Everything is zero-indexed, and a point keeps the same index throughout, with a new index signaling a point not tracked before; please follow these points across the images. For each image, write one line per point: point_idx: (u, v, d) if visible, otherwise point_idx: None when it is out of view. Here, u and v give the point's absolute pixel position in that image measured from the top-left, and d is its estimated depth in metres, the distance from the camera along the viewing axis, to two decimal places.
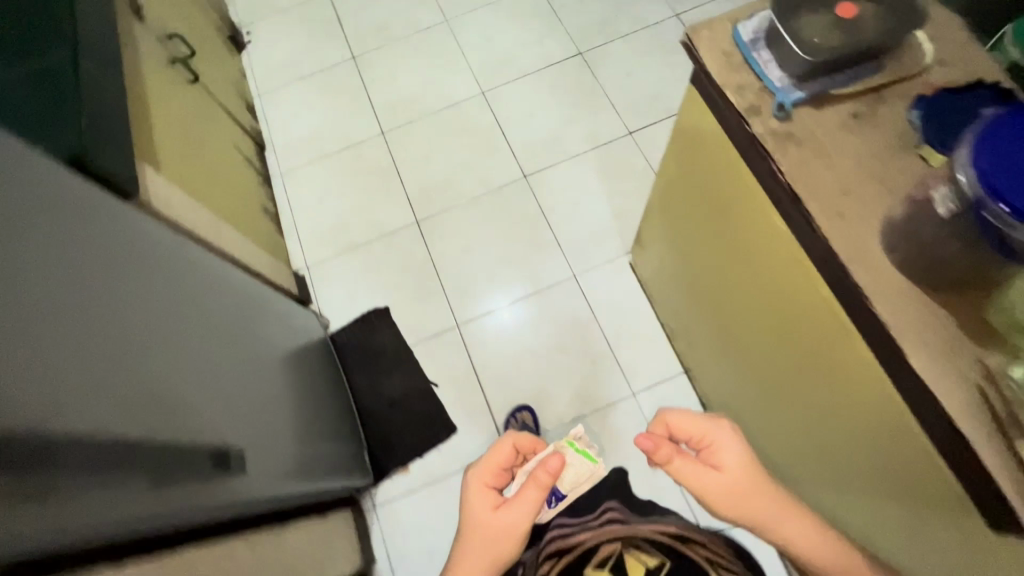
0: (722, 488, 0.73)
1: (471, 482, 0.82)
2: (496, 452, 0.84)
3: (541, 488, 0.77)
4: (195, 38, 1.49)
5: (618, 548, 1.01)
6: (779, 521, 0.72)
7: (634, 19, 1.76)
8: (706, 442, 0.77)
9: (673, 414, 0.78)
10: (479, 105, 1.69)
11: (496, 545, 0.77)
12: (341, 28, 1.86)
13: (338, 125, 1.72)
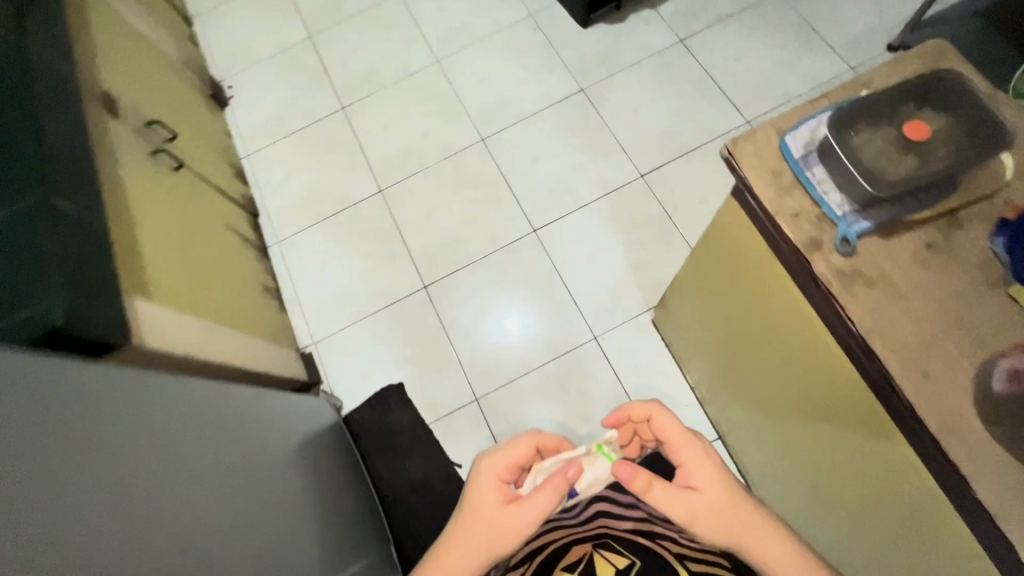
0: (704, 513, 0.59)
1: (482, 474, 0.63)
2: (516, 448, 0.66)
3: (555, 497, 0.61)
4: (176, 113, 1.42)
5: (589, 549, 0.82)
6: (759, 544, 0.59)
7: (636, 48, 1.66)
8: (685, 457, 0.63)
9: (659, 412, 0.66)
10: (480, 154, 1.61)
11: (488, 551, 0.60)
12: (330, 78, 1.78)
13: (334, 185, 1.64)
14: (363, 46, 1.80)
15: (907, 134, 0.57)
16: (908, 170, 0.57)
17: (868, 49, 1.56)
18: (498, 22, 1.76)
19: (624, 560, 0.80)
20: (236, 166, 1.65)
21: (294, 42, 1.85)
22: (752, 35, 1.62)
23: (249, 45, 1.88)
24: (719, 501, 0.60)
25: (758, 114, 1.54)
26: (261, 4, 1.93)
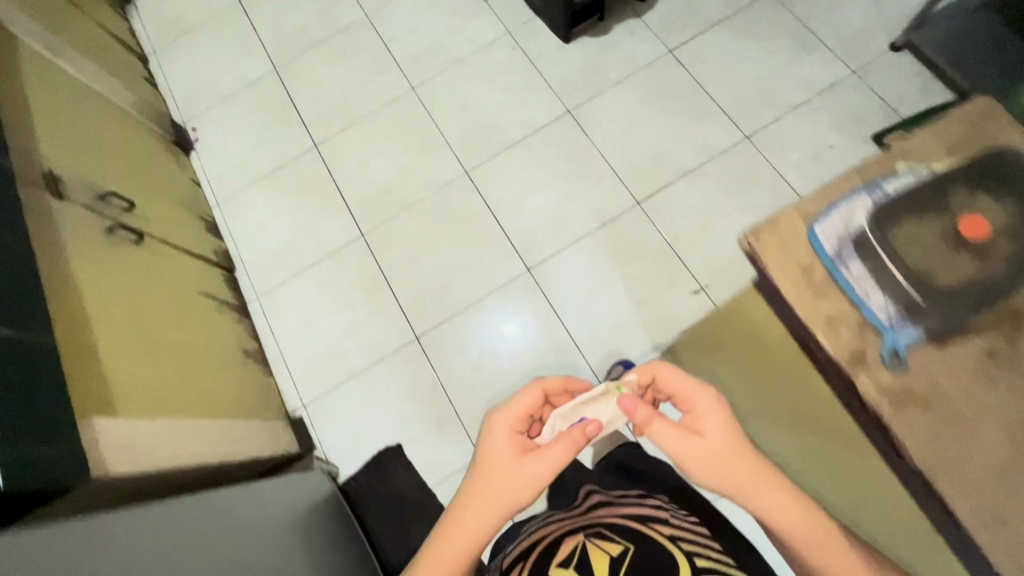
0: (710, 462, 0.57)
1: (494, 426, 0.62)
2: (523, 400, 0.65)
3: (569, 453, 0.61)
4: (134, 173, 1.31)
5: (582, 538, 0.81)
6: (762, 493, 0.57)
7: (623, 61, 1.56)
8: (695, 404, 0.60)
9: (661, 368, 0.64)
10: (464, 188, 1.52)
11: (503, 505, 0.59)
12: (299, 113, 1.67)
13: (313, 230, 1.55)
14: (333, 77, 1.70)
15: (963, 231, 0.53)
16: (966, 273, 0.53)
17: (870, 48, 1.46)
18: (473, 41, 1.65)
19: (618, 547, 0.78)
20: (206, 217, 1.56)
21: (258, 76, 1.74)
22: (745, 41, 1.52)
23: (210, 82, 1.76)
24: (731, 451, 0.57)
25: (756, 127, 1.44)
26: (220, 35, 1.81)
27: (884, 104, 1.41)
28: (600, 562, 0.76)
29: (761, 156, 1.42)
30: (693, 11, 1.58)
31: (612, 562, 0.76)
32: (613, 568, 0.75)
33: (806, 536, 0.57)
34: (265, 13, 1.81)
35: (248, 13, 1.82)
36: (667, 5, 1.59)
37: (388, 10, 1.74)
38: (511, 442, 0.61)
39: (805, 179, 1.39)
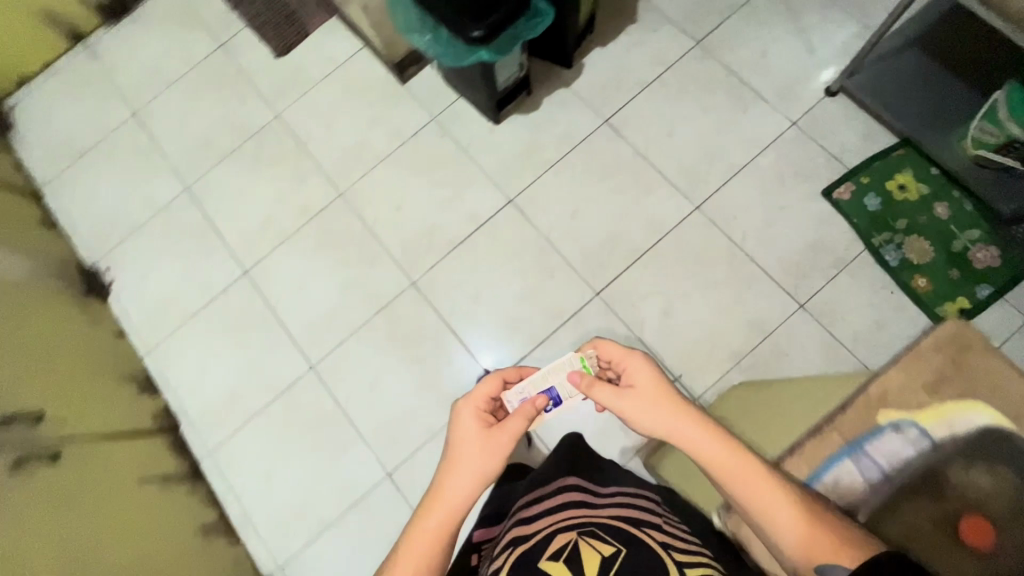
0: (637, 401, 0.83)
1: (463, 407, 0.83)
2: (488, 382, 0.87)
3: (527, 416, 0.84)
4: (54, 365, 1.19)
5: (574, 536, 0.83)
6: (673, 425, 0.80)
7: (558, 138, 1.48)
8: (626, 366, 0.86)
9: (601, 343, 0.89)
10: (413, 300, 1.42)
11: (476, 469, 0.78)
12: (219, 236, 1.53)
13: (257, 369, 1.43)
14: (252, 190, 1.56)
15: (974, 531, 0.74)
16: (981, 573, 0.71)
17: (807, 95, 1.41)
18: (397, 134, 1.54)
19: (611, 548, 0.80)
20: (137, 372, 1.43)
21: (168, 198, 1.59)
22: (681, 100, 1.46)
23: (115, 211, 1.60)
24: (649, 391, 0.82)
25: (706, 194, 1.39)
26: (116, 156, 1.64)
27: (829, 156, 1.37)
28: (592, 557, 0.77)
29: (714, 226, 1.37)
30: (623, 73, 1.49)
31: (604, 558, 0.78)
32: (605, 563, 0.77)
33: (708, 454, 0.76)
34: (164, 126, 1.65)
35: (146, 126, 1.66)
36: (595, 71, 1.51)
37: (300, 108, 1.60)
38: (479, 419, 0.82)
39: (761, 246, 1.34)
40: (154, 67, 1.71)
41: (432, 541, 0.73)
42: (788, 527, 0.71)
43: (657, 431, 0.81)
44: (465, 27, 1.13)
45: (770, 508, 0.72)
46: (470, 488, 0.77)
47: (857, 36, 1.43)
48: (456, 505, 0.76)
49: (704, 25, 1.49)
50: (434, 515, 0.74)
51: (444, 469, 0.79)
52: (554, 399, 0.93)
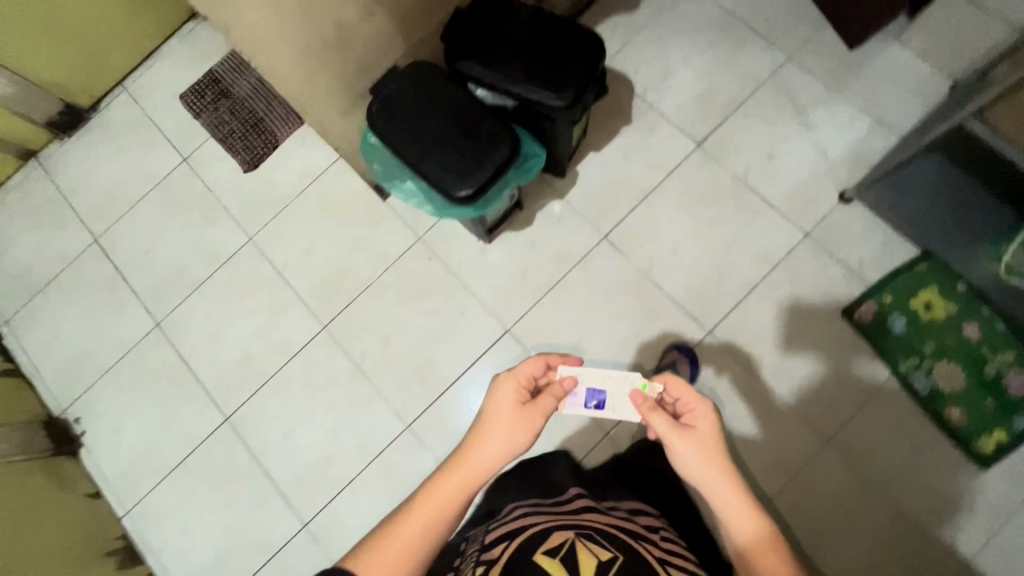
0: (688, 446, 0.73)
1: (506, 380, 0.78)
2: (534, 361, 0.80)
3: (560, 400, 0.80)
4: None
5: (569, 535, 0.68)
6: (711, 477, 0.70)
7: (555, 258, 1.37)
8: (690, 406, 0.77)
9: (671, 379, 0.79)
10: (410, 446, 1.32)
11: (505, 443, 0.74)
12: (197, 380, 1.42)
13: (245, 533, 1.32)
14: (226, 324, 1.44)
15: None
16: None
17: (819, 202, 1.32)
18: (381, 256, 1.42)
19: (607, 553, 0.65)
20: (118, 541, 1.33)
21: (138, 337, 1.46)
22: (685, 210, 1.35)
23: (83, 352, 1.47)
24: (708, 441, 0.73)
25: (718, 318, 1.29)
26: (80, 288, 1.51)
27: (848, 272, 1.27)
28: (588, 562, 0.63)
29: (730, 353, 1.27)
30: (621, 182, 1.39)
31: (601, 564, 0.63)
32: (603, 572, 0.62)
33: (736, 520, 0.67)
34: (129, 252, 1.52)
35: (109, 253, 1.53)
36: (591, 179, 1.40)
37: (272, 229, 1.48)
38: (517, 395, 0.78)
39: (779, 373, 1.25)
40: (113, 185, 1.57)
41: (448, 498, 0.68)
42: (750, 547, 0.65)
43: (695, 482, 0.71)
44: (447, 184, 1.04)
45: (737, 526, 0.66)
46: (494, 459, 0.72)
47: (869, 133, 1.34)
48: (477, 471, 0.70)
49: (703, 125, 1.39)
50: (454, 476, 0.69)
51: (471, 433, 0.74)
52: (597, 401, 0.94)
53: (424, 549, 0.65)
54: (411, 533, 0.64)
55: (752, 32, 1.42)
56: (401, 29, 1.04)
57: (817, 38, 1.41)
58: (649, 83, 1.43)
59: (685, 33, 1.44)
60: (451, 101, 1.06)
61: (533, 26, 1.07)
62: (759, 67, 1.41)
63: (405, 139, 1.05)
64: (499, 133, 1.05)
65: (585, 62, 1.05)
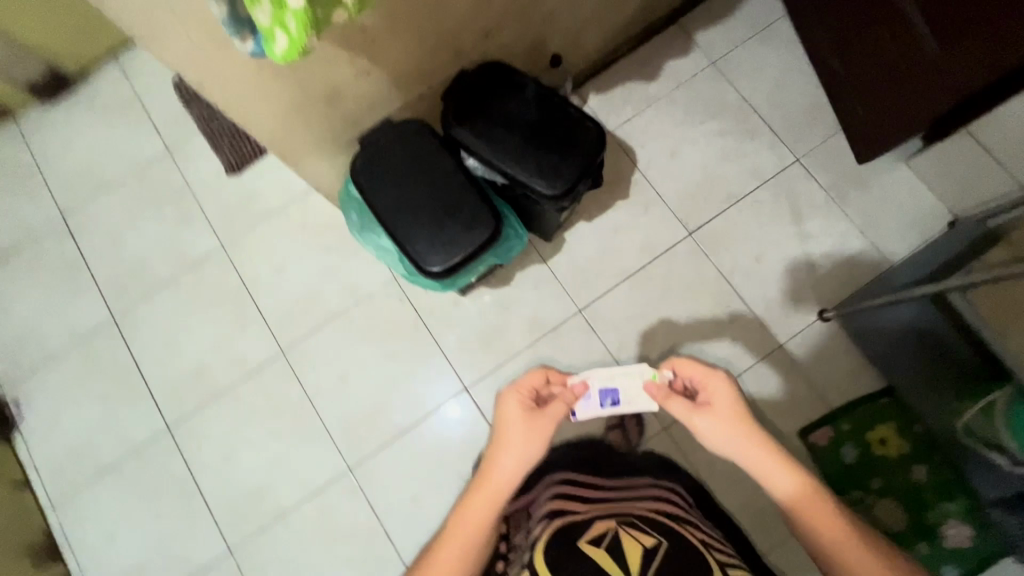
0: (713, 419, 0.84)
1: (509, 394, 0.92)
2: (534, 374, 0.95)
3: (566, 404, 0.92)
4: None
5: (614, 526, 0.85)
6: (740, 444, 0.81)
7: (526, 323, 1.35)
8: (706, 384, 0.88)
9: (683, 361, 0.91)
10: (349, 489, 1.30)
11: (525, 449, 0.86)
12: (145, 382, 1.39)
13: (170, 549, 1.30)
14: (184, 330, 1.40)
15: None
16: None
17: (797, 314, 1.32)
18: (352, 289, 1.39)
19: (650, 540, 0.82)
20: (38, 535, 1.30)
21: (92, 326, 1.42)
22: (665, 298, 1.34)
23: (33, 333, 1.43)
24: (728, 412, 0.84)
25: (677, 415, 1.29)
26: (40, 265, 1.47)
27: (812, 391, 1.28)
28: (633, 549, 0.79)
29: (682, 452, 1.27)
30: (607, 257, 1.37)
31: (646, 552, 0.79)
32: (645, 557, 0.78)
33: (771, 474, 0.78)
34: (95, 236, 1.47)
35: (75, 234, 1.48)
36: (577, 249, 1.37)
37: (247, 239, 1.43)
38: (525, 404, 0.91)
39: None
40: (90, 162, 1.51)
41: (483, 511, 0.81)
42: (792, 497, 0.77)
43: (729, 451, 0.82)
44: (420, 253, 1.00)
45: (777, 485, 0.78)
46: (516, 464, 0.84)
47: (859, 253, 1.33)
48: (502, 482, 0.83)
49: (698, 214, 1.38)
50: (483, 492, 0.82)
51: (492, 451, 0.87)
52: (612, 399, 1.12)
53: (470, 559, 0.78)
54: (455, 547, 0.78)
55: (764, 126, 1.41)
56: (402, 87, 1.00)
57: (827, 145, 1.40)
58: (653, 160, 1.41)
59: (697, 115, 1.42)
60: (440, 168, 1.03)
61: (538, 107, 1.04)
62: (765, 164, 1.39)
63: (387, 198, 1.02)
64: (482, 210, 1.02)
65: (583, 154, 1.02)
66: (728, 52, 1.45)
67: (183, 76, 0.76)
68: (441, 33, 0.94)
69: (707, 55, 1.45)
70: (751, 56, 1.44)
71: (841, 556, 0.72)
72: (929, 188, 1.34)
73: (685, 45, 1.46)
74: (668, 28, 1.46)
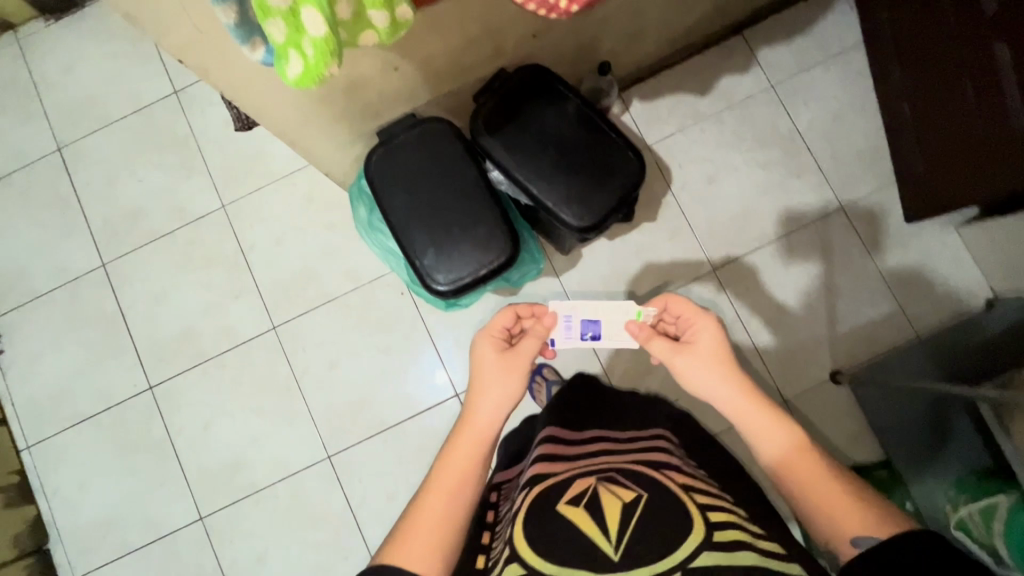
0: (692, 359, 0.81)
1: (478, 337, 0.87)
2: (503, 312, 0.90)
3: (538, 341, 0.88)
4: None
5: (593, 483, 0.84)
6: (720, 390, 0.77)
7: None
8: (691, 323, 0.84)
9: (670, 300, 0.86)
10: (326, 477, 1.29)
11: (503, 392, 0.81)
12: (131, 337, 1.35)
13: (142, 507, 1.30)
14: (176, 289, 1.35)
15: None
16: None
17: (808, 370, 1.27)
18: (353, 273, 1.34)
19: (631, 495, 0.80)
20: (12, 476, 1.29)
21: (81, 271, 1.37)
22: None
23: (20, 268, 1.38)
24: (708, 353, 0.80)
25: None
26: (33, 197, 1.39)
27: None
28: (613, 508, 0.78)
29: None
30: (623, 281, 1.30)
31: (624, 508, 0.78)
32: (626, 512, 0.77)
33: (748, 420, 0.74)
34: (92, 174, 1.39)
35: (70, 168, 1.40)
36: (593, 267, 1.31)
37: (249, 203, 1.36)
38: (495, 346, 0.87)
39: None
40: (91, 93, 1.41)
41: (467, 455, 0.73)
42: (773, 447, 0.71)
43: (708, 396, 0.79)
44: (428, 267, 0.94)
45: (758, 438, 0.72)
46: (496, 408, 0.79)
47: (885, 317, 1.27)
48: (485, 426, 0.77)
49: (726, 249, 1.30)
50: (463, 437, 0.75)
51: (469, 398, 0.81)
52: (594, 333, 1.10)
53: (458, 509, 0.69)
54: (440, 495, 0.70)
55: (813, 164, 1.32)
56: (433, 83, 0.91)
57: (876, 196, 1.31)
58: (689, 183, 1.32)
59: (745, 142, 1.32)
60: (461, 179, 0.95)
61: (578, 125, 0.96)
62: (806, 205, 1.31)
63: (399, 201, 0.94)
64: (500, 235, 0.94)
65: (619, 184, 0.95)
66: (790, 76, 1.33)
67: (186, 63, 0.66)
68: (485, 33, 0.84)
69: (768, 75, 1.33)
70: (814, 84, 1.33)
71: (808, 498, 0.67)
72: (971, 258, 1.27)
73: (745, 60, 1.34)
74: (730, 39, 1.34)
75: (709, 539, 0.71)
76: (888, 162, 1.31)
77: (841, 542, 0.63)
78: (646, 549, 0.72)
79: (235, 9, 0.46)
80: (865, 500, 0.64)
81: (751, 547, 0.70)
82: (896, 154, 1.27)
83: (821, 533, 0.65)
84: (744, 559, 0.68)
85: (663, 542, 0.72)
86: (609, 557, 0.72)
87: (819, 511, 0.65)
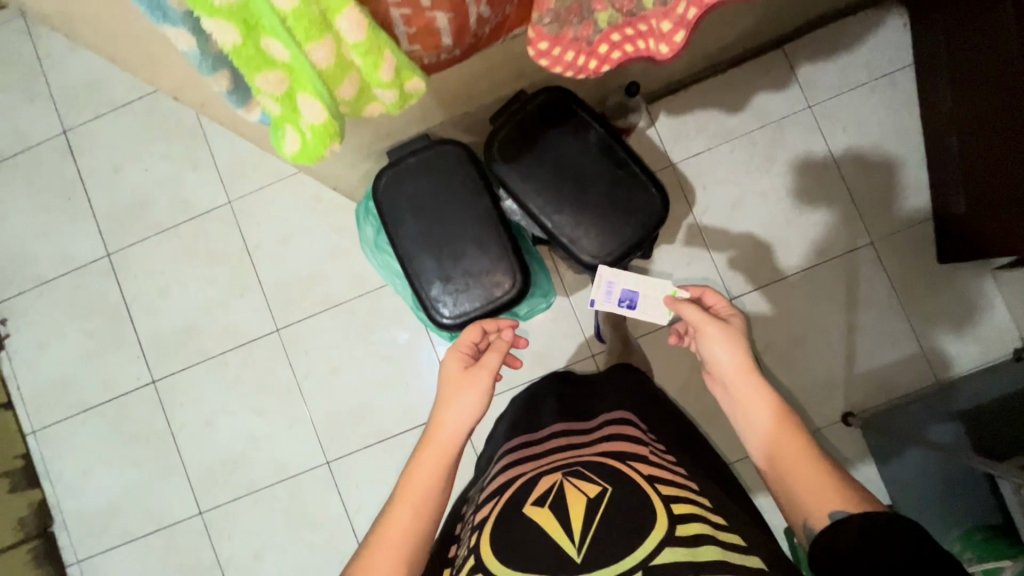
0: (724, 332, 0.75)
1: (445, 354, 0.82)
2: (470, 328, 0.85)
3: (504, 351, 0.82)
4: None
5: (558, 477, 0.73)
6: (745, 371, 0.72)
7: (530, 357, 1.28)
8: (722, 312, 0.80)
9: (708, 291, 0.83)
10: (322, 482, 1.30)
11: (468, 405, 0.75)
12: (135, 330, 1.34)
13: (142, 497, 1.32)
14: (178, 284, 1.33)
15: None
16: None
17: (818, 407, 1.24)
18: (359, 279, 1.31)
19: (595, 487, 0.69)
20: (15, 460, 1.30)
21: (86, 260, 1.35)
22: (683, 360, 1.26)
23: (25, 253, 1.36)
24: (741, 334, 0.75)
25: None
26: (37, 180, 1.37)
27: None
28: (578, 506, 0.68)
29: None
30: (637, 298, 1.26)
31: (589, 508, 0.67)
32: (590, 512, 0.67)
33: (761, 404, 0.69)
34: (96, 160, 1.36)
35: (75, 152, 1.36)
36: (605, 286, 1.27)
37: (256, 201, 1.32)
38: (461, 360, 0.81)
39: None
40: (97, 76, 1.36)
41: (433, 469, 0.70)
42: (770, 431, 0.67)
43: (733, 371, 0.72)
44: (434, 295, 0.90)
45: (763, 422, 0.68)
46: (460, 423, 0.74)
47: (906, 360, 1.23)
48: (449, 439, 0.72)
49: (744, 277, 1.25)
50: (427, 452, 0.71)
51: (432, 412, 0.76)
52: (631, 301, 0.90)
53: (421, 529, 0.66)
54: (406, 509, 0.67)
55: (844, 193, 1.25)
56: (448, 105, 0.85)
57: (909, 230, 1.24)
58: (711, 205, 1.26)
59: (775, 165, 1.25)
60: (471, 209, 0.90)
61: (599, 158, 0.91)
62: (833, 237, 1.25)
63: (404, 225, 0.90)
64: (507, 255, 0.90)
65: (643, 209, 0.91)
66: (831, 96, 1.25)
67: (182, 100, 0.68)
68: (506, 59, 0.79)
69: (807, 95, 1.25)
70: (855, 107, 1.25)
71: (792, 481, 0.63)
72: (1003, 305, 1.21)
73: (783, 78, 1.25)
74: (771, 52, 1.25)
75: (672, 534, 0.61)
76: (926, 195, 1.24)
77: (819, 519, 0.60)
78: (613, 549, 0.62)
79: (228, 79, 0.43)
80: (847, 491, 0.61)
81: (714, 541, 0.60)
82: (936, 191, 1.20)
83: (797, 512, 0.62)
84: (707, 555, 0.58)
85: (625, 543, 0.61)
86: (575, 559, 0.62)
87: (802, 491, 0.62)
